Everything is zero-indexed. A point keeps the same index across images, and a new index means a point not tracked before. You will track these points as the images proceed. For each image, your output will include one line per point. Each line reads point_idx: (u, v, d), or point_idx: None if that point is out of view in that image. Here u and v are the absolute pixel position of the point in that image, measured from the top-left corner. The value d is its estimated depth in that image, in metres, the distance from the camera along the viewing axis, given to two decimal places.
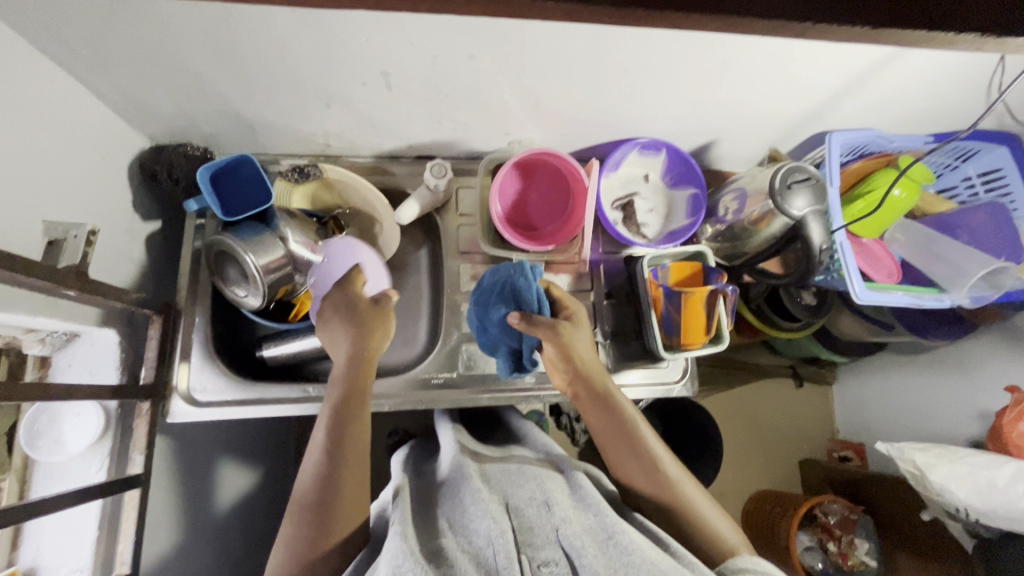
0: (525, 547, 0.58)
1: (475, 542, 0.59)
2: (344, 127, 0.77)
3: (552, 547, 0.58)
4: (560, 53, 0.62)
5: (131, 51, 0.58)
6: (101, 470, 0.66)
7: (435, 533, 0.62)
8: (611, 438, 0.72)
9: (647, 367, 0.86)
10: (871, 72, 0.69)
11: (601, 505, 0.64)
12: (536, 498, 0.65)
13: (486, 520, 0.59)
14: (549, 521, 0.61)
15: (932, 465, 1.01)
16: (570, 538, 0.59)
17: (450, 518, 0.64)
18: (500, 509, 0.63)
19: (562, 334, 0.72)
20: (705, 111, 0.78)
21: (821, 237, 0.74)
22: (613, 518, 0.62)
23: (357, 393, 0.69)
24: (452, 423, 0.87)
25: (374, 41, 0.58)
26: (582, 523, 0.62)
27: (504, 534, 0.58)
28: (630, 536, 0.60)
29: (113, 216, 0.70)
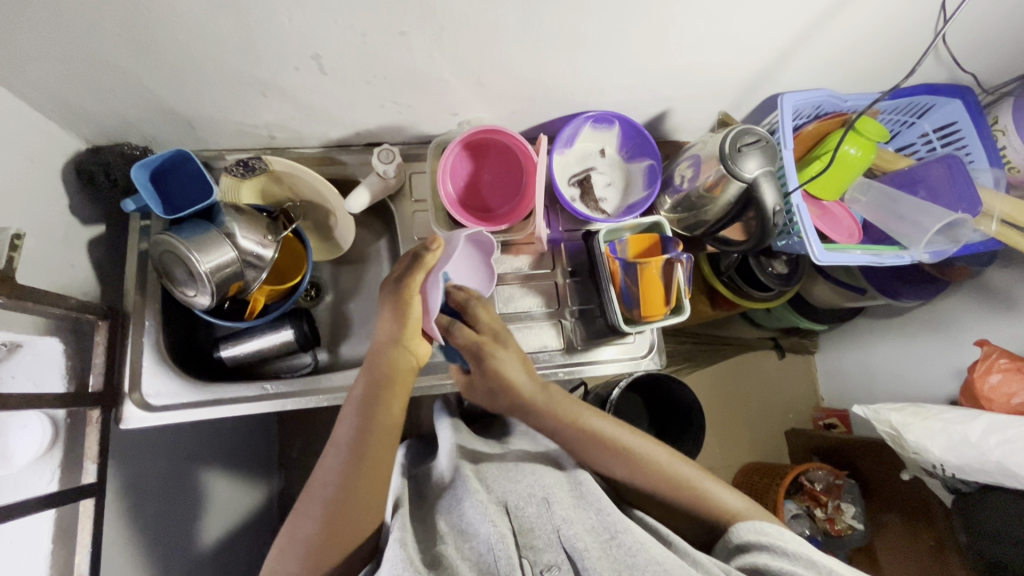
0: (527, 551, 0.58)
1: (475, 548, 0.59)
2: (285, 117, 0.75)
3: (554, 550, 0.59)
4: (493, 25, 0.61)
5: (43, 46, 0.56)
6: (53, 480, 0.64)
7: (435, 538, 0.61)
8: (581, 449, 0.70)
9: (619, 342, 0.86)
10: (814, 28, 0.68)
11: (601, 503, 0.64)
12: (535, 496, 0.65)
13: (485, 524, 0.59)
14: (550, 521, 0.61)
15: (907, 424, 1.02)
16: (571, 539, 0.59)
17: (449, 519, 0.64)
18: (500, 511, 0.62)
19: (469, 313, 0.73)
20: (652, 80, 0.76)
21: (775, 200, 0.72)
22: (616, 517, 0.62)
23: (387, 378, 0.67)
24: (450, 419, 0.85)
25: (296, 22, 0.57)
26: (583, 523, 0.62)
27: (505, 538, 0.58)
28: (632, 535, 0.60)
29: (48, 221, 0.68)
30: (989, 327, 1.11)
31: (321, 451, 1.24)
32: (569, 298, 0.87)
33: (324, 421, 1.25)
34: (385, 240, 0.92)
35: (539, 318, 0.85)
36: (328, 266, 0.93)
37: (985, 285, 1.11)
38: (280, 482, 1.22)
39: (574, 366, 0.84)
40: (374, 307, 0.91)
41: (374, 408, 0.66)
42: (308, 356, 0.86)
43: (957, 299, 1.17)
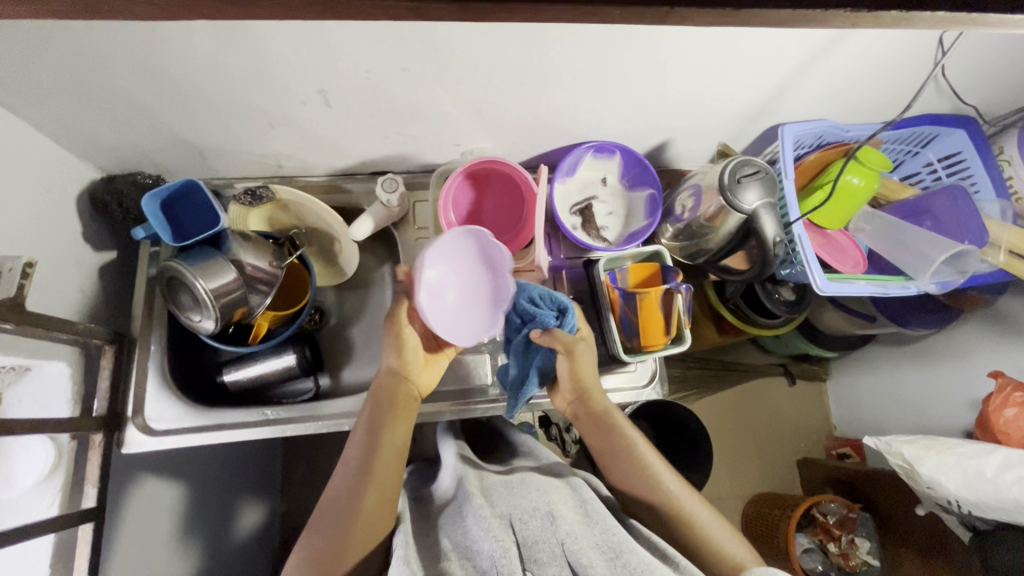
0: (530, 566, 0.57)
1: (479, 564, 0.58)
2: (293, 147, 0.77)
3: (559, 565, 0.57)
4: (493, 60, 0.62)
5: (63, 81, 0.59)
6: (52, 504, 0.65)
7: (440, 555, 0.61)
8: (615, 466, 0.73)
9: (620, 371, 0.85)
10: (811, 62, 0.68)
11: (607, 521, 0.61)
12: (539, 509, 0.62)
13: (488, 540, 0.58)
14: (553, 535, 0.59)
15: (920, 458, 1.00)
16: (576, 555, 0.57)
17: (453, 536, 0.63)
18: (503, 526, 0.60)
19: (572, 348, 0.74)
20: (652, 111, 0.77)
21: (774, 230, 0.72)
22: (621, 534, 0.59)
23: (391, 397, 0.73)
24: (454, 440, 0.84)
25: (302, 58, 0.59)
26: (588, 539, 0.59)
27: (508, 553, 0.57)
28: (638, 555, 0.56)
29: (60, 247, 0.70)
30: (1003, 358, 1.08)
31: (324, 474, 1.23)
32: None
33: (329, 444, 1.25)
34: (389, 266, 0.93)
35: None
36: (332, 291, 0.94)
37: (999, 314, 1.09)
38: (282, 505, 1.22)
39: None
40: (376, 332, 0.91)
41: (383, 424, 0.70)
42: (309, 382, 0.85)
43: (970, 328, 1.15)
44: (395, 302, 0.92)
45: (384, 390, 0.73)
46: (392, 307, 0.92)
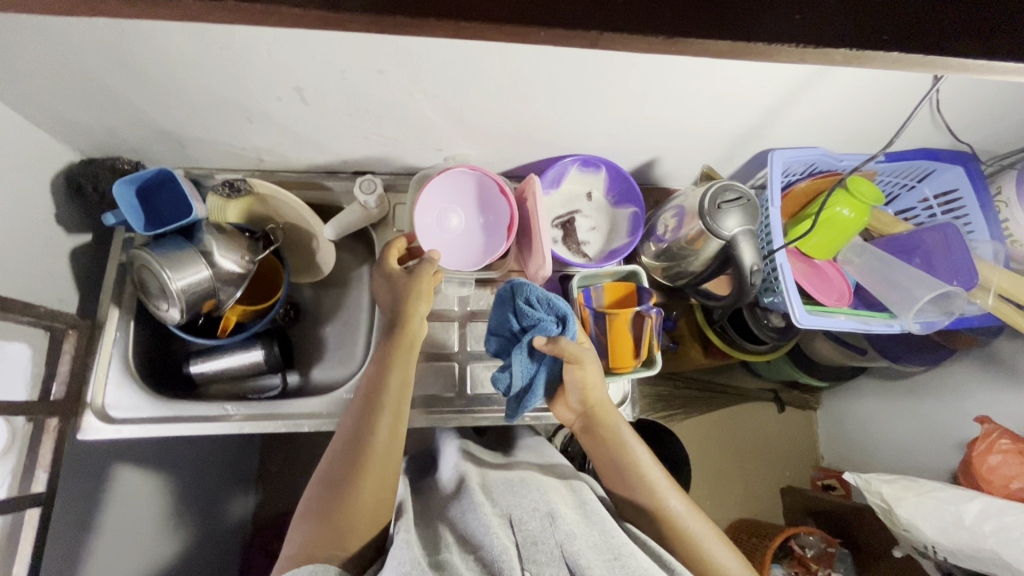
0: (529, 564, 0.55)
1: (480, 557, 0.56)
2: (272, 142, 0.76)
3: (556, 565, 0.55)
4: (472, 70, 0.61)
5: (35, 64, 0.58)
6: (2, 485, 0.63)
7: (440, 546, 0.59)
8: (618, 484, 0.71)
9: None
10: (801, 90, 0.66)
11: (606, 523, 0.60)
12: (539, 510, 0.61)
13: (489, 535, 0.57)
14: (553, 536, 0.58)
15: (899, 498, 0.97)
16: (574, 554, 0.55)
17: (456, 530, 0.61)
18: (501, 525, 0.59)
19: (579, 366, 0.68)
20: (638, 128, 0.76)
21: (753, 258, 0.70)
22: (621, 539, 0.58)
23: (390, 355, 0.69)
24: (459, 441, 0.84)
25: (276, 56, 0.58)
26: (588, 539, 0.58)
27: (508, 550, 0.55)
28: (638, 559, 0.56)
29: (32, 228, 0.70)
30: (994, 402, 1.05)
31: (298, 469, 1.23)
32: None
33: (305, 439, 1.24)
34: (368, 266, 0.92)
35: None
36: (310, 288, 0.93)
37: (992, 357, 1.06)
38: (256, 499, 1.21)
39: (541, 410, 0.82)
40: (351, 332, 0.91)
41: (378, 400, 0.66)
42: (275, 379, 0.86)
43: (963, 369, 1.12)
44: (371, 303, 0.91)
45: (376, 372, 0.68)
46: (368, 309, 0.91)
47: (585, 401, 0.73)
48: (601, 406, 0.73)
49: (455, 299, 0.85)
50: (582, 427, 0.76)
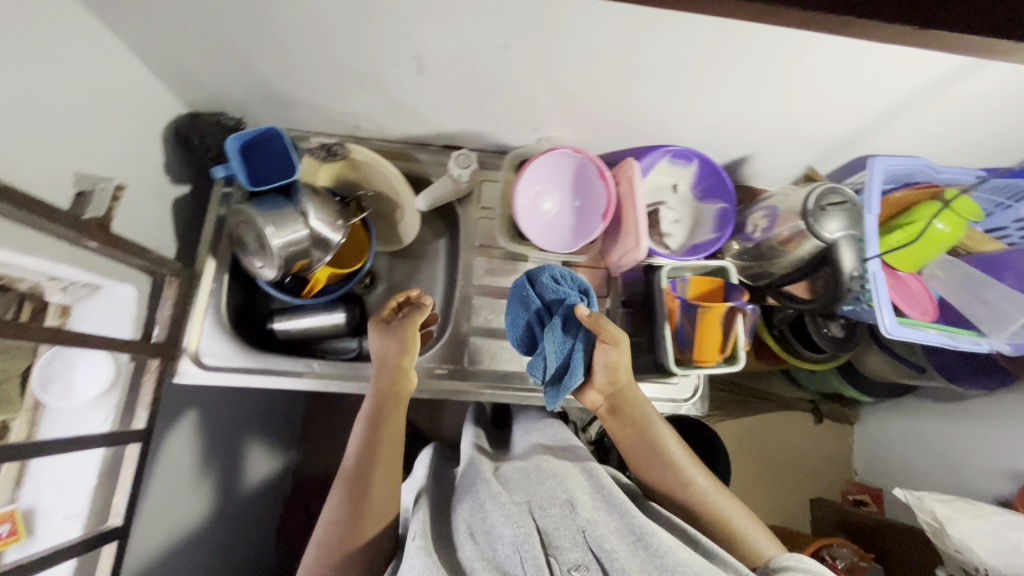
0: (551, 551, 0.57)
1: (498, 551, 0.56)
2: (374, 110, 0.77)
3: (580, 550, 0.57)
4: (596, 50, 0.61)
5: (174, 14, 0.60)
6: (106, 420, 0.68)
7: (455, 541, 0.60)
8: (644, 462, 0.72)
9: (659, 380, 0.84)
10: (922, 94, 0.65)
11: (626, 505, 0.62)
12: (558, 497, 0.62)
13: (510, 525, 0.57)
14: (574, 523, 0.59)
15: (952, 518, 0.97)
16: (599, 541, 0.57)
17: (470, 521, 0.61)
18: (522, 512, 0.60)
19: (614, 343, 0.71)
20: (741, 122, 0.75)
21: (853, 264, 0.70)
22: (641, 518, 0.60)
23: (388, 393, 0.71)
24: (475, 426, 0.86)
25: (407, 22, 0.58)
26: (608, 524, 0.60)
27: (530, 539, 0.56)
28: (659, 536, 0.57)
29: (144, 175, 0.72)
30: None
31: (343, 433, 1.26)
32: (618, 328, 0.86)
33: (351, 404, 1.27)
34: (444, 241, 0.93)
35: None
36: (386, 257, 0.94)
37: None
38: (297, 457, 1.25)
39: None
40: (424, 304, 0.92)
41: (379, 429, 0.69)
42: (353, 343, 0.87)
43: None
44: (446, 277, 0.92)
45: (376, 405, 0.70)
46: (442, 283, 0.92)
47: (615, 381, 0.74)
48: (629, 388, 0.75)
49: None
50: (609, 408, 0.76)
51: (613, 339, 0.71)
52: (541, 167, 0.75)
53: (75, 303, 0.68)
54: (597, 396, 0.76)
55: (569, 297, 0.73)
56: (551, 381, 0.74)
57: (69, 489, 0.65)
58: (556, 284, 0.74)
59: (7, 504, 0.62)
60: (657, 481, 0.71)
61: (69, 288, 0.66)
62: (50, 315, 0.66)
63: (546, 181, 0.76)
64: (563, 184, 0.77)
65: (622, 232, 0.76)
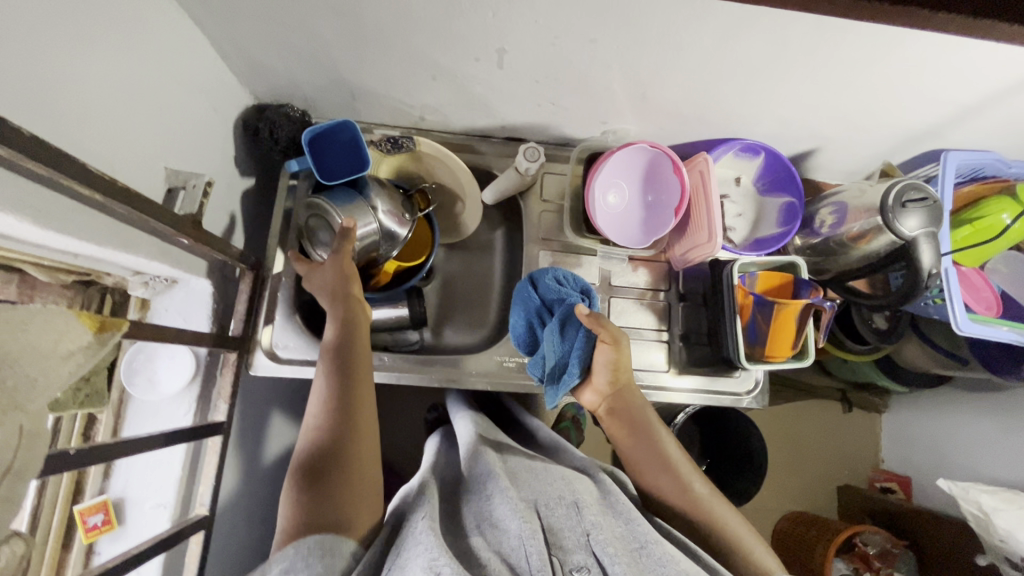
0: (555, 550, 0.56)
1: (505, 544, 0.56)
2: (443, 102, 0.76)
3: (584, 552, 0.56)
4: (686, 46, 0.60)
5: (262, 7, 0.59)
6: (188, 412, 0.69)
7: (462, 533, 0.58)
8: (643, 465, 0.71)
9: (699, 374, 0.85)
10: (1010, 90, 0.64)
11: (631, 512, 0.62)
12: (564, 498, 0.62)
13: (517, 520, 0.56)
14: (580, 525, 0.59)
15: (999, 509, 0.98)
16: (602, 544, 0.56)
17: (477, 516, 0.61)
18: (529, 509, 0.59)
19: (616, 343, 0.70)
20: (817, 116, 0.74)
21: (931, 261, 0.69)
22: (646, 527, 0.60)
23: (348, 326, 0.66)
24: (470, 413, 0.85)
25: (499, 16, 0.58)
26: (613, 529, 0.60)
27: (536, 535, 0.55)
28: (662, 547, 0.58)
29: (217, 168, 0.72)
30: None
31: None
32: (676, 322, 0.86)
33: None
34: (501, 233, 0.93)
35: (649, 338, 0.85)
36: (442, 250, 0.94)
37: None
38: None
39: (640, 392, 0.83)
40: (481, 297, 0.92)
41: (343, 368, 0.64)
42: (415, 334, 0.87)
43: None
44: (504, 269, 0.92)
45: (336, 346, 0.65)
46: (499, 275, 0.93)
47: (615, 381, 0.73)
48: (629, 389, 0.74)
49: (596, 273, 0.85)
50: (608, 410, 0.75)
51: (615, 339, 0.70)
52: (615, 161, 0.75)
53: (153, 297, 0.70)
54: (595, 397, 0.76)
55: (570, 297, 0.73)
56: (549, 378, 0.74)
57: (156, 480, 0.67)
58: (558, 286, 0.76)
59: (99, 494, 0.66)
60: (655, 487, 0.70)
61: (149, 282, 0.68)
62: (131, 309, 0.69)
63: (617, 175, 0.76)
64: (633, 179, 0.77)
65: (691, 227, 0.77)
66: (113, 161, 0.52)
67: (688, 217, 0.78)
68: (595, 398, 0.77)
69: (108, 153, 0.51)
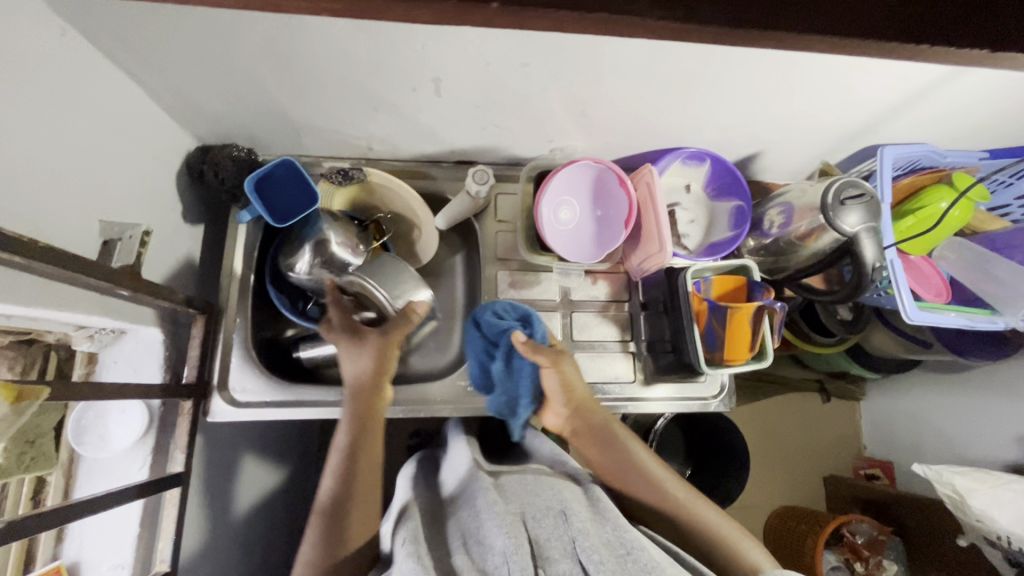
0: (540, 562, 0.54)
1: (488, 560, 0.54)
2: (389, 131, 0.76)
3: (570, 561, 0.54)
4: (617, 65, 0.61)
5: (190, 54, 0.59)
6: (143, 466, 0.67)
7: (448, 551, 0.58)
8: (618, 478, 0.70)
9: (675, 383, 0.85)
10: (931, 88, 0.67)
11: (619, 519, 0.60)
12: (552, 508, 0.60)
13: (502, 536, 0.55)
14: (566, 533, 0.57)
15: (972, 490, 0.99)
16: (587, 551, 0.54)
17: (466, 534, 0.60)
18: (515, 522, 0.58)
19: (556, 364, 0.73)
20: (755, 122, 0.76)
21: (873, 255, 0.71)
22: (634, 534, 0.58)
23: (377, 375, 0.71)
24: (465, 436, 0.83)
25: (429, 48, 0.58)
26: (599, 536, 0.57)
27: (520, 549, 0.53)
28: (648, 553, 0.55)
29: (161, 214, 0.71)
30: None
31: None
32: (641, 331, 0.86)
33: None
34: (461, 256, 0.93)
35: (613, 350, 0.85)
36: None
37: None
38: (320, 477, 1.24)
39: (621, 402, 0.83)
40: (445, 320, 0.92)
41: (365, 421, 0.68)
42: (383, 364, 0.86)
43: None
44: (466, 292, 0.92)
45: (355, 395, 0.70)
46: (462, 297, 0.92)
47: (571, 399, 0.74)
48: (591, 404, 0.75)
49: (556, 289, 0.86)
50: (572, 429, 0.75)
51: (553, 361, 0.73)
52: (561, 178, 0.75)
53: (101, 350, 0.67)
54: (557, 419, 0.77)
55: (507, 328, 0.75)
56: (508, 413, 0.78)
57: (111, 538, 0.65)
58: (497, 320, 0.76)
59: (51, 561, 0.62)
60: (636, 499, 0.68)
61: (95, 335, 0.65)
62: (77, 365, 0.66)
63: (566, 192, 0.77)
64: (581, 195, 0.77)
65: (644, 236, 0.78)
66: (40, 221, 0.51)
67: (640, 228, 0.79)
68: (559, 420, 0.77)
69: (31, 213, 0.50)
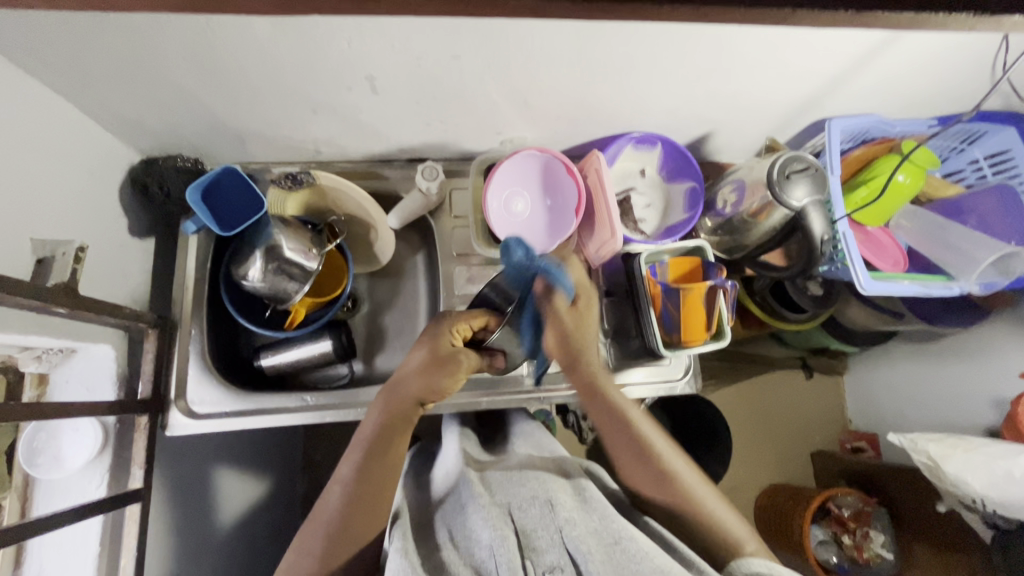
0: (529, 553, 0.55)
1: (476, 554, 0.56)
2: (333, 133, 0.76)
3: (557, 552, 0.55)
4: (548, 53, 0.61)
5: (112, 65, 0.58)
6: (101, 485, 0.67)
7: (435, 545, 0.58)
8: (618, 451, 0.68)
9: (650, 364, 0.84)
10: (866, 58, 0.66)
11: (606, 509, 0.59)
12: (538, 498, 0.60)
13: (487, 529, 0.56)
14: (553, 524, 0.57)
15: (946, 455, 0.94)
16: (575, 542, 0.55)
17: (452, 525, 0.60)
18: (502, 514, 0.58)
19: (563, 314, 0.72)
20: (699, 103, 0.75)
21: (822, 228, 0.72)
22: (621, 522, 0.58)
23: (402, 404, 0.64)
24: (458, 426, 0.80)
25: (355, 45, 0.57)
26: (587, 525, 0.58)
27: (506, 541, 0.55)
28: (638, 542, 0.55)
29: (105, 230, 0.70)
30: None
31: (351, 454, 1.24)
32: (604, 318, 0.86)
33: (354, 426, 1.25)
34: (422, 254, 0.93)
35: None
36: (365, 278, 0.93)
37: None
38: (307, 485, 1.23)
39: None
40: (411, 318, 0.91)
41: (384, 444, 0.63)
42: (343, 367, 0.87)
43: (997, 328, 1.10)
44: (429, 290, 0.91)
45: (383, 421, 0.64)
46: (425, 296, 0.92)
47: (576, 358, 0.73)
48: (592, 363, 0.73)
49: None
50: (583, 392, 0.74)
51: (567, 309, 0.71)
52: (509, 169, 0.75)
53: (51, 370, 0.65)
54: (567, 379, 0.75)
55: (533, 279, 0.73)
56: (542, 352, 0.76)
57: (67, 558, 0.64)
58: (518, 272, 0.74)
59: None
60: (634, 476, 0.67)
61: (42, 355, 0.63)
62: (26, 387, 0.64)
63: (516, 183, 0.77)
64: (531, 185, 0.77)
65: (598, 222, 0.78)
66: None
67: (593, 215, 0.79)
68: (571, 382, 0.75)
69: None
